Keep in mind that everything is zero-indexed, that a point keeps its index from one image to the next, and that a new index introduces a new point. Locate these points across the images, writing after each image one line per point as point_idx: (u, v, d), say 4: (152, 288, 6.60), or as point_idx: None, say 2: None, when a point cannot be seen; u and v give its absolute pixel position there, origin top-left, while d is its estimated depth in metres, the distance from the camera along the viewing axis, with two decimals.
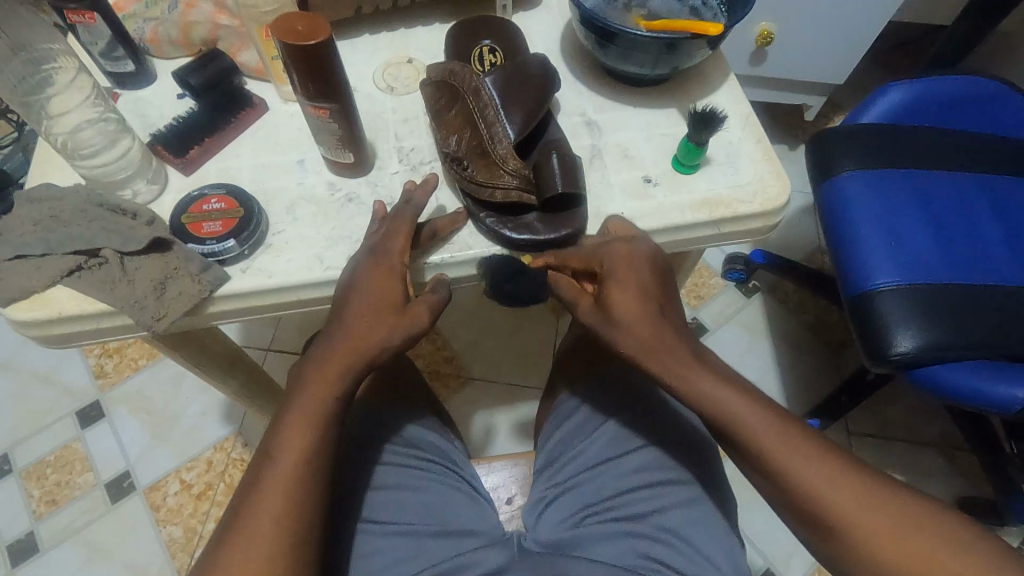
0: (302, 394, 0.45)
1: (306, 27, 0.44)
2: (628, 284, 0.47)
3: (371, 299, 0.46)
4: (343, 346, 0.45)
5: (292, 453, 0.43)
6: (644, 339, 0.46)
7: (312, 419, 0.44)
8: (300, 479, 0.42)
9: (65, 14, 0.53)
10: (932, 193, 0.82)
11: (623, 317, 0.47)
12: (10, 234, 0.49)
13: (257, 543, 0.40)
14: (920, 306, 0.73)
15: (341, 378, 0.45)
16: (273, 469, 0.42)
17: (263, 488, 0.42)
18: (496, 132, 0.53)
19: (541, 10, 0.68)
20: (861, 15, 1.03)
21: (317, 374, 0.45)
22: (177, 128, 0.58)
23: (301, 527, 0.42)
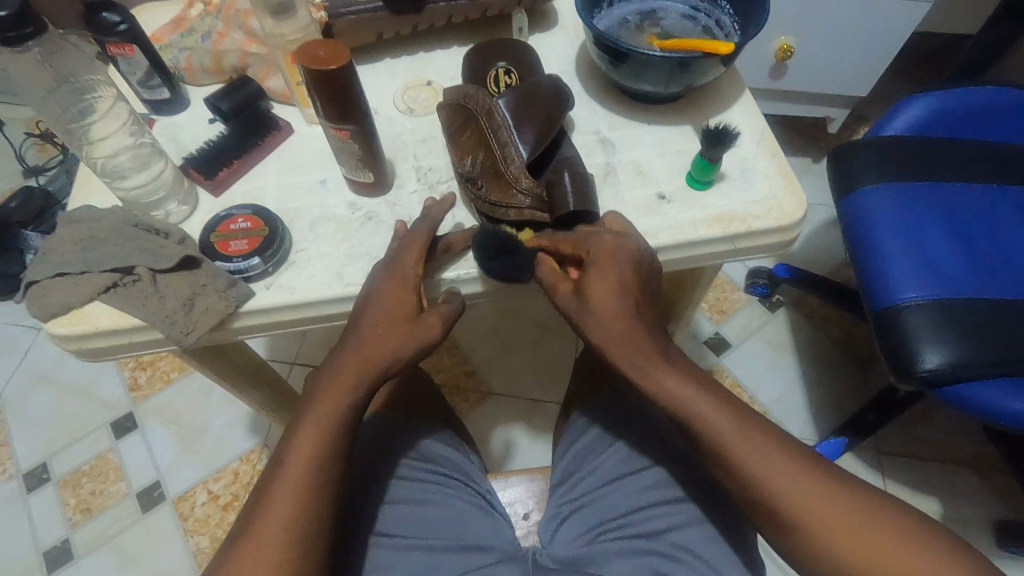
0: (316, 400, 0.46)
1: (327, 54, 0.46)
2: (608, 277, 0.47)
3: (384, 310, 0.48)
4: (356, 354, 0.47)
5: (304, 456, 0.44)
6: (617, 330, 0.46)
7: (325, 423, 0.45)
8: (312, 486, 0.44)
9: (107, 47, 0.57)
10: (957, 206, 0.80)
11: (596, 304, 0.46)
12: (53, 253, 0.52)
13: (267, 545, 0.42)
14: (946, 321, 0.71)
15: (354, 386, 0.46)
16: (284, 473, 0.44)
17: (274, 493, 0.43)
18: (509, 152, 0.54)
19: (556, 31, 0.70)
20: (881, 27, 1.02)
21: (330, 381, 0.46)
22: (207, 151, 0.60)
23: (310, 530, 0.43)
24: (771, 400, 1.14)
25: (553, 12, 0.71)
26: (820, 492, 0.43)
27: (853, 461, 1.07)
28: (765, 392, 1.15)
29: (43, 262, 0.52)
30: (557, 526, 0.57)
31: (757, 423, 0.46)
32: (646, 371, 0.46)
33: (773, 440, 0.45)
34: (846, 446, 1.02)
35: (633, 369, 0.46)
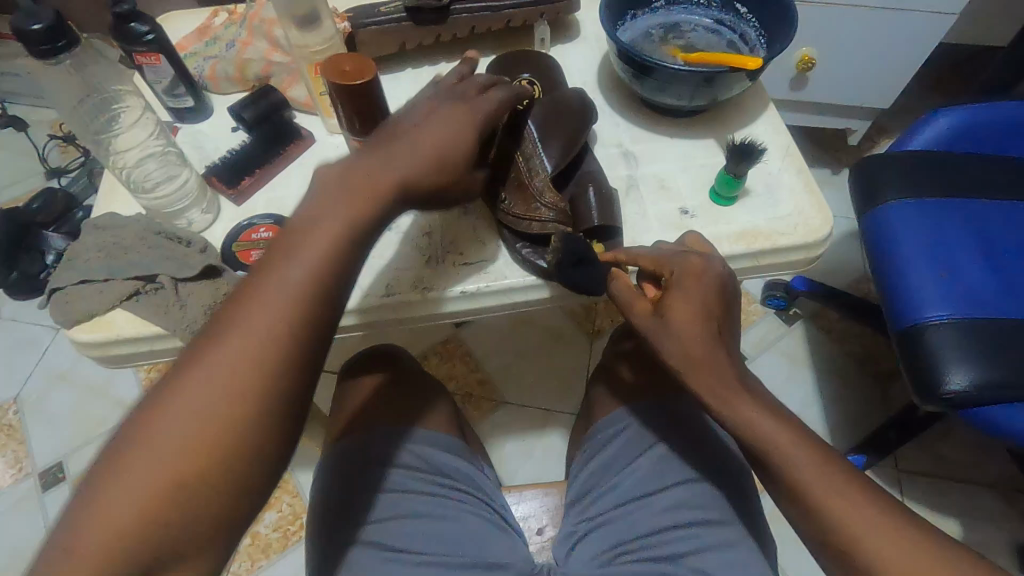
0: (313, 225, 0.39)
1: (353, 67, 0.46)
2: (694, 299, 0.45)
3: (417, 146, 0.43)
4: (365, 187, 0.41)
5: (289, 295, 0.37)
6: (695, 353, 0.44)
7: (319, 259, 0.38)
8: (315, 291, 0.38)
9: (134, 56, 0.58)
10: (984, 223, 0.79)
11: (677, 325, 0.45)
12: (77, 259, 0.52)
13: (229, 384, 0.35)
14: (973, 341, 0.70)
15: (359, 227, 0.40)
16: (285, 273, 0.38)
17: (256, 310, 0.37)
18: (533, 165, 0.54)
19: (578, 43, 0.70)
20: (906, 39, 1.01)
21: (333, 207, 0.40)
22: (229, 159, 0.61)
23: (285, 382, 0.36)
24: None
25: (575, 24, 0.71)
26: (859, 511, 0.41)
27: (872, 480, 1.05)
28: None
29: (68, 268, 0.52)
30: (574, 543, 0.57)
31: (801, 443, 0.43)
32: (720, 395, 0.44)
33: (805, 456, 0.43)
34: (867, 463, 1.00)
35: (712, 387, 0.44)
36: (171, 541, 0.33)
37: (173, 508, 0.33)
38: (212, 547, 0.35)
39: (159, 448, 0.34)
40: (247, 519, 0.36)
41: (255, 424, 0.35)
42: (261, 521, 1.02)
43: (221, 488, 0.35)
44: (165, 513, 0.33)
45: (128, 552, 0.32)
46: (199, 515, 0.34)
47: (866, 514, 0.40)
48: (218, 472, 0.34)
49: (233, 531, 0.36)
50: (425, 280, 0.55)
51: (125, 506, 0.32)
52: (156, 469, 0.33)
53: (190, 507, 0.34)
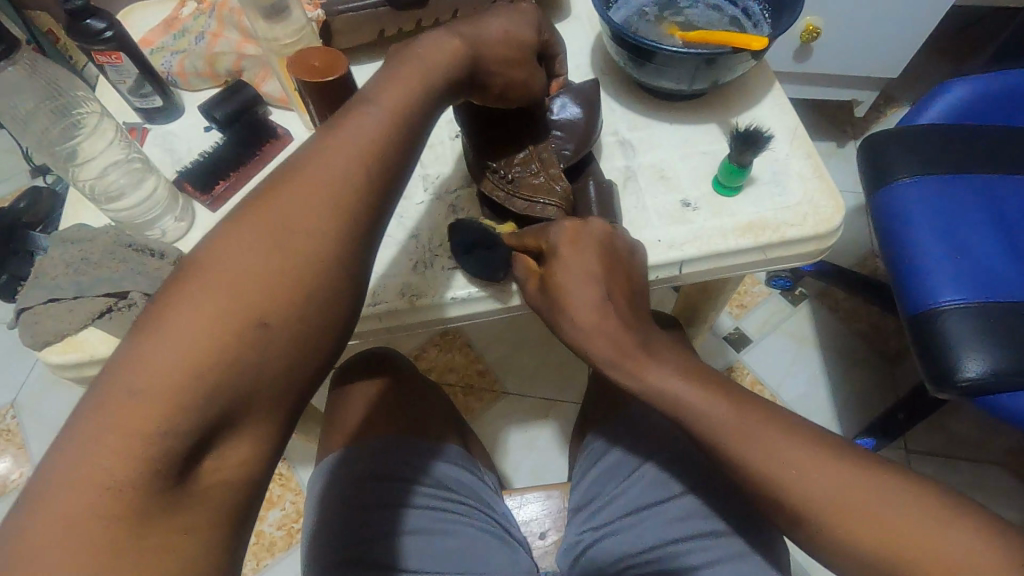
0: (381, 91, 0.39)
1: (323, 64, 0.43)
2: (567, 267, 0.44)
3: (494, 33, 0.44)
4: (434, 63, 0.40)
5: (360, 156, 0.36)
6: (586, 320, 0.43)
7: (387, 122, 0.38)
8: (390, 150, 0.37)
9: (93, 55, 0.54)
10: (999, 200, 0.75)
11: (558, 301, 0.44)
12: (44, 276, 0.49)
13: (307, 225, 0.34)
14: (990, 326, 0.67)
15: (425, 100, 0.40)
16: (358, 128, 0.37)
17: (333, 157, 0.36)
18: (547, 148, 0.51)
19: (570, 22, 0.66)
20: (917, 5, 0.96)
21: (402, 74, 0.40)
22: (202, 163, 0.57)
23: (356, 228, 0.35)
24: (795, 398, 1.10)
25: (566, 2, 0.67)
26: None
27: None
28: (788, 389, 1.11)
29: (35, 286, 0.49)
30: (581, 552, 0.55)
31: None
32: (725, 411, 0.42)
33: None
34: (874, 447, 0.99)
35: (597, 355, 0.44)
36: (244, 380, 0.31)
37: (239, 355, 0.30)
38: (272, 408, 0.32)
39: (227, 284, 0.31)
40: (308, 387, 0.34)
41: (333, 274, 0.34)
42: (265, 520, 1.01)
43: (290, 340, 0.32)
44: (232, 357, 0.30)
45: (192, 396, 0.29)
46: (263, 368, 0.31)
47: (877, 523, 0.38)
48: (287, 321, 0.32)
49: (292, 397, 0.33)
50: (414, 287, 0.52)
51: (191, 344, 0.30)
52: (228, 297, 0.31)
53: (256, 352, 0.31)
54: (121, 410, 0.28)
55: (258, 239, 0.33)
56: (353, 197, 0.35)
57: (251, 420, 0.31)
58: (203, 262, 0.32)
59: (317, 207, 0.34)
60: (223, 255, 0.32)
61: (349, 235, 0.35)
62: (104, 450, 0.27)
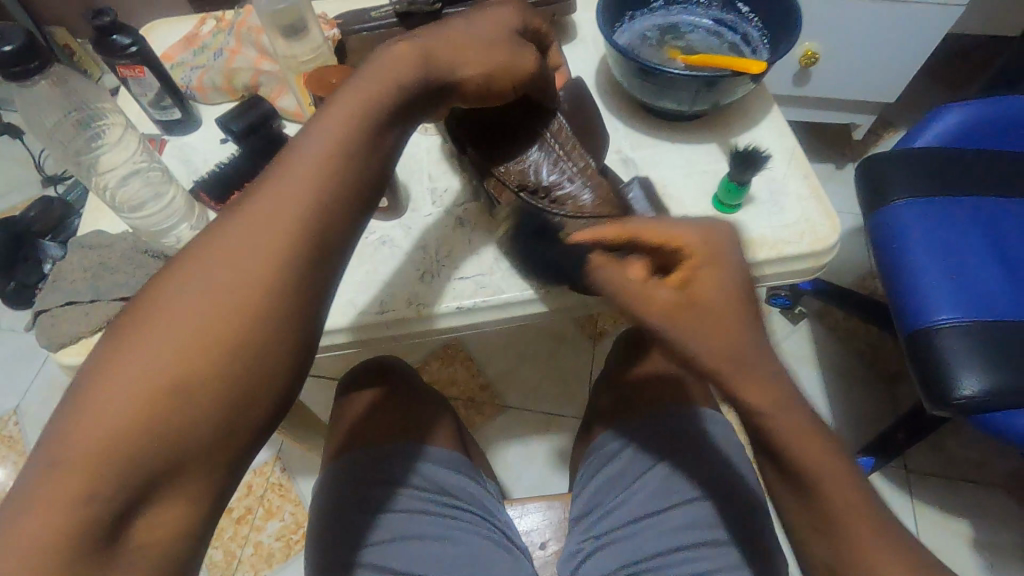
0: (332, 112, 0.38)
1: (339, 80, 0.45)
2: (720, 275, 0.39)
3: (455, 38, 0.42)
4: (391, 82, 0.39)
5: (307, 189, 0.35)
6: (724, 332, 0.39)
7: (330, 153, 0.36)
8: (333, 183, 0.36)
9: (117, 69, 0.57)
10: (992, 222, 0.77)
11: (711, 313, 0.39)
12: (64, 281, 0.51)
13: (242, 270, 0.33)
14: (985, 346, 0.68)
15: (383, 126, 0.39)
16: (298, 164, 0.36)
17: (271, 196, 0.35)
18: (572, 157, 0.50)
19: (575, 45, 0.68)
20: (912, 32, 0.99)
21: (351, 100, 0.38)
22: (217, 174, 0.59)
23: (297, 268, 0.34)
24: None
25: (572, 25, 0.69)
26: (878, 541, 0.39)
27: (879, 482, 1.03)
28: None
29: (54, 290, 0.51)
30: (581, 561, 0.55)
31: None
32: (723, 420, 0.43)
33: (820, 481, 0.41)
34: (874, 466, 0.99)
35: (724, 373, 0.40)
36: (172, 437, 0.30)
37: (167, 413, 0.30)
38: (212, 461, 0.32)
39: (156, 340, 0.31)
40: (255, 434, 0.33)
41: (272, 317, 0.33)
42: (263, 531, 1.01)
43: (224, 392, 0.32)
44: (160, 417, 0.30)
45: (118, 460, 0.29)
46: (202, 420, 0.31)
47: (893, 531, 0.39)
48: (222, 373, 0.32)
49: (235, 446, 0.33)
50: (420, 297, 0.53)
51: (113, 407, 0.29)
52: (158, 354, 0.31)
53: (188, 408, 0.31)
54: (49, 476, 0.28)
55: (191, 289, 0.32)
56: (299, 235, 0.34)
57: (193, 474, 0.31)
58: (144, 311, 0.32)
59: (254, 250, 0.33)
60: (163, 304, 0.32)
61: (288, 275, 0.34)
62: (31, 523, 0.28)
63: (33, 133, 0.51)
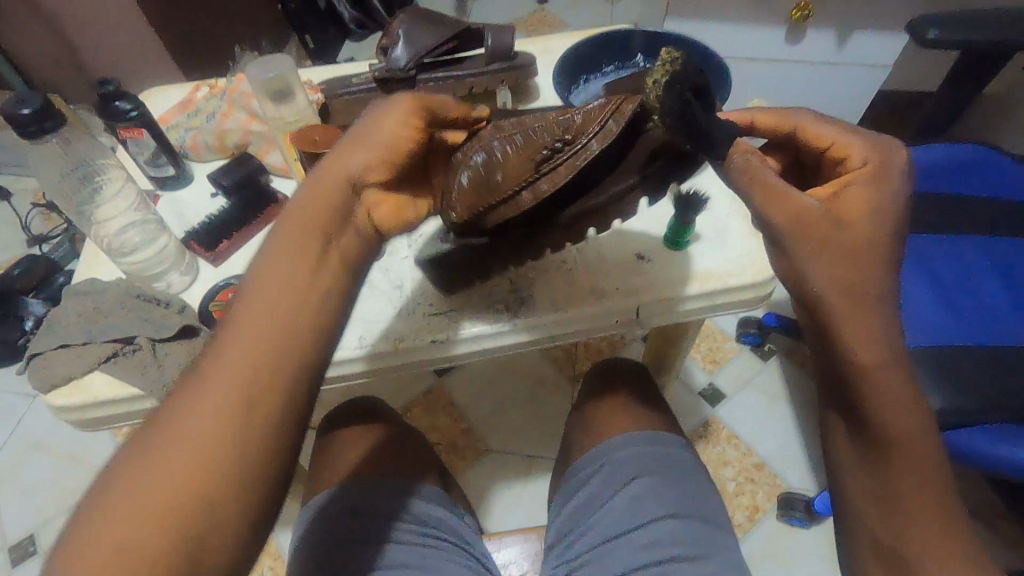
0: (274, 268, 0.39)
1: (323, 137, 0.51)
2: (872, 199, 0.41)
3: (358, 140, 0.42)
4: (336, 236, 0.41)
5: (261, 351, 0.37)
6: (854, 244, 0.40)
7: (288, 272, 0.39)
8: (296, 297, 0.38)
9: (117, 131, 0.62)
10: (935, 257, 0.79)
11: (855, 231, 0.40)
12: (57, 325, 0.54)
13: (223, 394, 0.35)
14: (930, 368, 0.68)
15: (335, 275, 0.40)
16: (259, 290, 0.38)
17: (242, 324, 0.37)
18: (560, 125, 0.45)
19: (538, 104, 0.76)
20: (846, 89, 1.09)
21: (295, 228, 0.40)
22: (209, 225, 0.64)
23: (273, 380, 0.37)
24: (769, 451, 1.12)
25: (535, 87, 0.77)
26: None
27: None
28: (762, 442, 1.13)
29: (48, 333, 0.54)
30: None
31: None
32: None
33: None
34: None
35: (840, 293, 0.39)
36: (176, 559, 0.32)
37: (168, 539, 0.32)
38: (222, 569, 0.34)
39: (148, 476, 0.33)
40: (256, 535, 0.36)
41: (254, 428, 0.35)
42: None
43: (219, 505, 0.34)
44: (162, 545, 0.32)
45: None
46: None
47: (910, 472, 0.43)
48: (213, 494, 0.34)
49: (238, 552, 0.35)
50: (398, 332, 0.57)
51: (116, 544, 0.32)
52: (150, 488, 0.33)
53: (186, 531, 0.33)
54: None
55: (174, 422, 0.35)
56: (261, 395, 0.36)
57: None
58: (104, 490, 0.33)
59: (229, 375, 0.36)
60: (152, 456, 0.34)
61: (267, 389, 0.36)
62: None
63: (44, 187, 0.57)
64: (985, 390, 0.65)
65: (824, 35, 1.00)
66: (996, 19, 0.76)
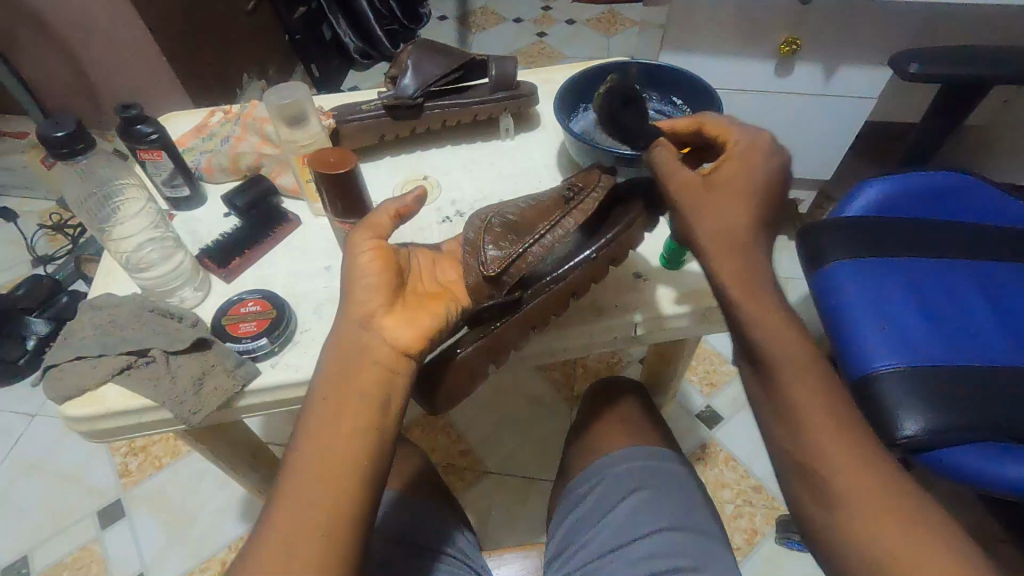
0: (318, 415, 0.44)
1: (336, 159, 0.54)
2: (740, 168, 0.51)
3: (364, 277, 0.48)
4: (365, 373, 0.45)
5: (308, 491, 0.40)
6: (726, 230, 0.50)
7: (341, 398, 0.44)
8: (350, 417, 0.43)
9: (138, 153, 0.65)
10: (920, 281, 0.81)
11: (726, 189, 0.51)
12: (72, 337, 0.56)
13: (306, 514, 0.39)
14: (920, 387, 0.70)
15: (369, 408, 0.43)
16: (317, 419, 0.43)
17: (311, 449, 0.42)
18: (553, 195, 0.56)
19: (538, 132, 0.79)
20: (834, 120, 1.14)
21: (339, 368, 0.45)
22: (222, 243, 0.66)
23: (348, 486, 0.41)
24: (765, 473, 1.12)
25: (536, 116, 0.81)
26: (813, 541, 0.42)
27: None
28: (758, 464, 1.14)
29: (63, 345, 0.55)
30: None
31: None
32: None
33: None
34: None
35: (719, 239, 0.50)
36: None
37: None
38: None
39: None
40: None
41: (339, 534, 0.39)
42: None
43: None
44: None
45: None
46: None
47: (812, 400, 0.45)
48: None
49: None
50: None
51: None
52: None
53: None
54: None
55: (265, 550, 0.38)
56: (307, 536, 0.38)
57: None
58: None
59: (308, 494, 0.40)
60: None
61: (344, 498, 0.41)
62: None
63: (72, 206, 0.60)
64: (974, 409, 0.68)
65: (811, 68, 1.05)
66: (971, 53, 0.80)
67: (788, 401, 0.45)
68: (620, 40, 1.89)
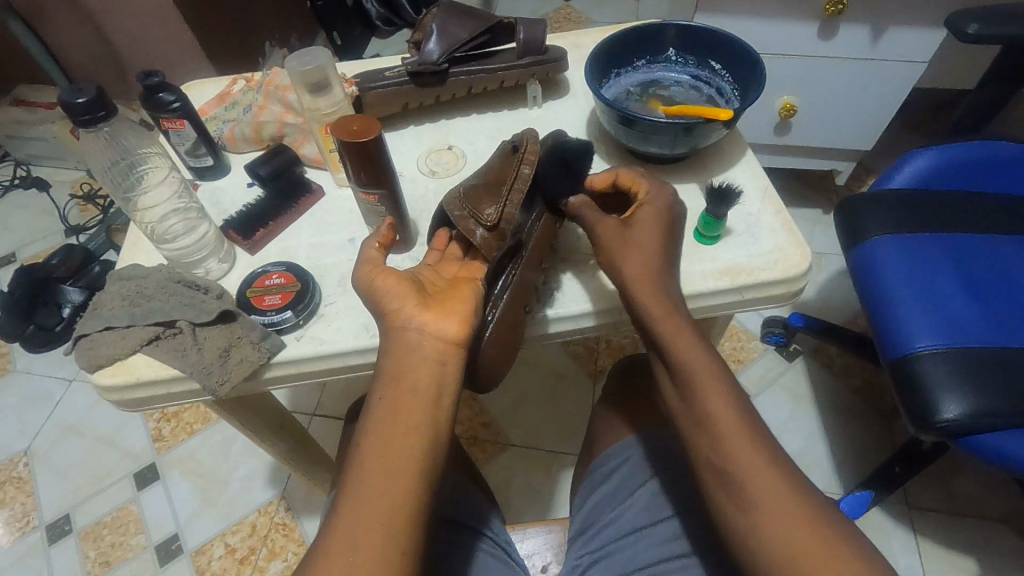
0: (373, 422, 0.43)
1: (361, 127, 0.52)
2: (654, 204, 0.54)
3: (393, 287, 0.46)
4: (417, 370, 0.44)
5: (373, 485, 0.41)
6: (644, 269, 0.50)
7: (391, 403, 0.43)
8: (401, 424, 0.43)
9: (161, 121, 0.64)
10: (968, 255, 0.77)
11: (642, 225, 0.53)
12: (103, 308, 0.56)
13: (368, 527, 0.39)
14: (967, 368, 0.67)
15: (423, 403, 0.43)
16: (373, 423, 0.43)
17: (368, 455, 0.42)
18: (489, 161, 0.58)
19: (567, 99, 0.77)
20: (881, 87, 1.07)
21: (391, 377, 0.44)
22: (245, 214, 0.66)
23: (407, 496, 0.41)
24: (793, 451, 1.07)
25: (565, 82, 0.78)
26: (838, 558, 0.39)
27: (881, 519, 0.98)
28: (787, 442, 1.08)
29: (93, 316, 0.56)
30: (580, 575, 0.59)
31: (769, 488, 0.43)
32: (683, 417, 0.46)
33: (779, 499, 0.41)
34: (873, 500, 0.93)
35: (642, 273, 0.50)
36: None
37: None
38: None
39: None
40: None
41: (404, 543, 0.40)
42: (266, 572, 1.00)
43: None
44: None
45: None
46: None
47: (750, 453, 0.43)
48: None
49: None
50: None
51: None
52: None
53: None
54: None
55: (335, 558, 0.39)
56: (374, 525, 0.39)
57: None
58: None
59: (369, 506, 0.40)
60: None
61: (403, 506, 0.40)
62: None
63: (93, 173, 0.59)
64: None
65: (858, 31, 0.99)
66: None
67: (703, 412, 0.45)
68: (650, 3, 1.81)
